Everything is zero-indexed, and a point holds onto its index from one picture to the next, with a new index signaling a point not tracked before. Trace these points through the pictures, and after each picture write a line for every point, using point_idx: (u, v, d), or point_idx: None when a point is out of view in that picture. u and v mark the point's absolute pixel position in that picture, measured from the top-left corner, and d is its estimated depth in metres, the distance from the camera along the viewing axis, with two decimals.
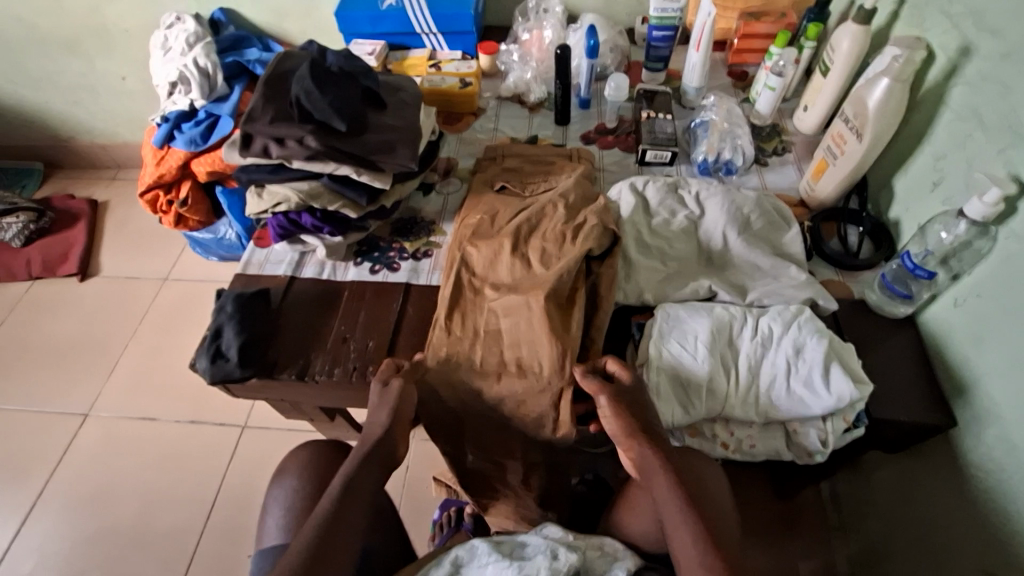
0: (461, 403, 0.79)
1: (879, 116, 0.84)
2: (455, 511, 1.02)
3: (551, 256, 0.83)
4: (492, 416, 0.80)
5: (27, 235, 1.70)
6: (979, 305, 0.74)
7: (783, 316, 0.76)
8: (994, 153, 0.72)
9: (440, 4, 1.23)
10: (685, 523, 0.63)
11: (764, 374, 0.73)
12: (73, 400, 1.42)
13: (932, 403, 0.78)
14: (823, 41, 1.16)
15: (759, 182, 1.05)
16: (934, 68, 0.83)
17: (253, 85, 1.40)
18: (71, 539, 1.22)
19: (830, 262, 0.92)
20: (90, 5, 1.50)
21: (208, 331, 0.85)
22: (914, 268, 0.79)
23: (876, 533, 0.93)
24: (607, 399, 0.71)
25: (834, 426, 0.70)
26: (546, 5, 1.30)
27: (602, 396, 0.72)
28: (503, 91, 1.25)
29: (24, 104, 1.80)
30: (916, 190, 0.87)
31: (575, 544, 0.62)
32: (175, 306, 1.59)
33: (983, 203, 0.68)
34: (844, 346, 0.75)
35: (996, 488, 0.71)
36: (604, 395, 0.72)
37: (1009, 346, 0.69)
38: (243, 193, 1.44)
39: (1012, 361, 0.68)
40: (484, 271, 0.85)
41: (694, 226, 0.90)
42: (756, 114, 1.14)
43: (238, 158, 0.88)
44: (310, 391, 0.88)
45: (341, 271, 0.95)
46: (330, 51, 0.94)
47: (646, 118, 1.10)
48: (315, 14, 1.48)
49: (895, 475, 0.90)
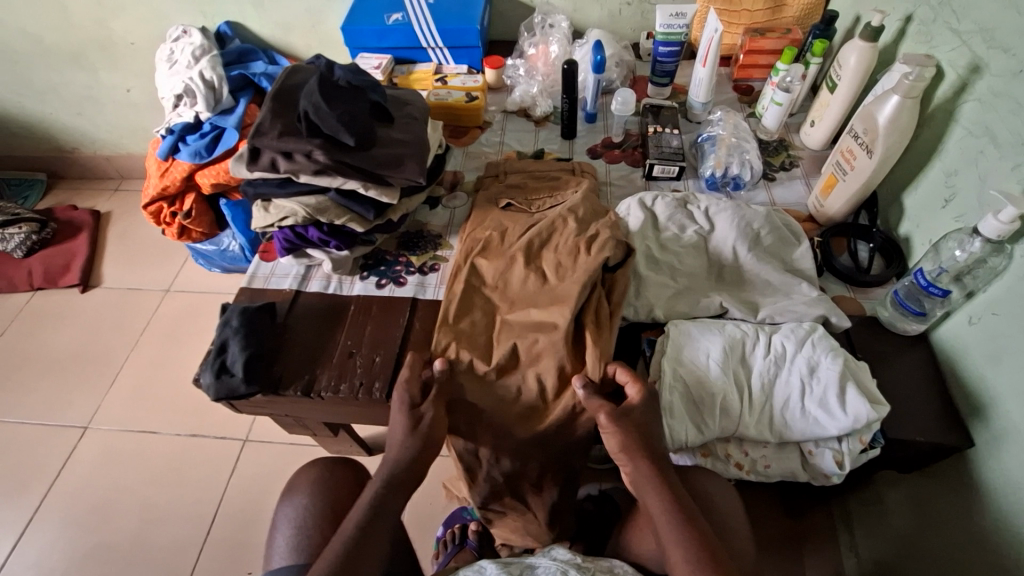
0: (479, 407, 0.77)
1: (889, 132, 0.84)
2: (459, 528, 1.00)
3: (565, 270, 0.83)
4: (505, 421, 0.77)
5: (30, 246, 1.69)
6: (996, 323, 0.73)
7: (796, 333, 0.75)
8: (1007, 171, 0.72)
9: (447, 19, 1.24)
10: (701, 550, 0.61)
11: (777, 394, 0.72)
12: (73, 413, 1.40)
13: (947, 422, 0.76)
14: (829, 57, 1.16)
15: (767, 197, 1.05)
16: (944, 85, 0.83)
17: (259, 97, 1.40)
18: (68, 556, 1.20)
19: (841, 278, 0.92)
20: (97, 17, 1.51)
21: (213, 345, 0.84)
22: (927, 285, 0.77)
23: (887, 550, 0.92)
24: (606, 415, 0.69)
25: (850, 447, 0.69)
26: (552, 20, 1.30)
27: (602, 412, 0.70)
28: (509, 105, 1.25)
29: (29, 115, 1.80)
30: (927, 207, 0.87)
31: (585, 566, 0.59)
32: (176, 318, 1.58)
33: (999, 220, 0.67)
34: (859, 364, 0.74)
35: (1015, 512, 0.69)
36: (602, 411, 0.70)
37: None
38: (247, 205, 1.44)
39: None
40: (497, 281, 0.84)
41: (703, 241, 0.89)
42: (763, 129, 1.14)
43: (245, 173, 0.88)
44: (316, 407, 0.86)
45: (347, 285, 0.94)
46: (337, 65, 0.94)
47: (654, 132, 1.10)
48: (321, 28, 1.49)
49: (909, 494, 0.88)
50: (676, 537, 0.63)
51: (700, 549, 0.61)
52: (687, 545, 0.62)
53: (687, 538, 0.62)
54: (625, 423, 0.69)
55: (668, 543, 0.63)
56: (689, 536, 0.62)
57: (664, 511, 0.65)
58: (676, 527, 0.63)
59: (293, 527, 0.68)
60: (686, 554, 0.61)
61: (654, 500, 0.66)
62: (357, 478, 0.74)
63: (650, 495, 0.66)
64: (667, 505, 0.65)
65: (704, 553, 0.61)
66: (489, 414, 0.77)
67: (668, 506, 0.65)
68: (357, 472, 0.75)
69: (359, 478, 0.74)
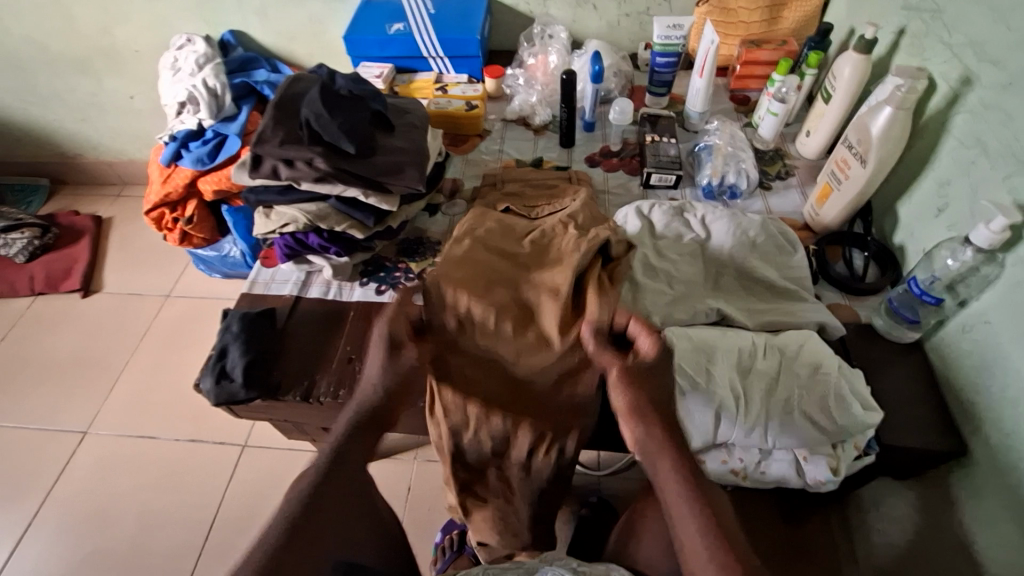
0: (483, 367, 0.79)
1: (882, 142, 0.85)
2: (457, 534, 1.01)
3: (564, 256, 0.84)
4: (506, 382, 0.79)
5: (31, 251, 1.70)
6: (988, 331, 0.73)
7: (792, 341, 0.76)
8: (999, 180, 0.73)
9: (448, 30, 1.26)
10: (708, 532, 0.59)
11: (774, 401, 0.72)
12: (72, 417, 1.41)
13: (941, 429, 0.77)
14: (824, 68, 1.18)
15: (763, 206, 1.06)
16: (936, 96, 0.85)
17: (261, 105, 1.42)
18: (65, 561, 1.20)
19: (837, 286, 0.93)
20: (103, 25, 1.53)
21: (213, 351, 0.84)
22: (921, 293, 0.79)
23: (888, 559, 0.92)
24: (617, 371, 0.70)
25: (845, 453, 0.70)
26: (550, 31, 1.33)
27: (613, 368, 0.71)
28: (509, 114, 1.27)
29: (33, 121, 1.82)
30: (921, 217, 0.88)
31: (581, 570, 0.60)
32: (177, 323, 1.59)
33: (989, 229, 0.68)
34: (854, 371, 0.75)
35: (1011, 518, 0.69)
36: (614, 366, 0.70)
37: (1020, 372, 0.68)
38: (249, 211, 1.45)
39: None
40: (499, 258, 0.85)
41: (700, 249, 0.90)
42: (759, 139, 1.16)
43: (247, 179, 0.89)
44: (315, 412, 0.87)
45: (347, 291, 0.95)
46: (339, 74, 0.96)
47: (651, 141, 1.11)
48: (323, 37, 1.51)
49: (905, 502, 0.88)
50: (685, 502, 0.62)
51: (707, 517, 0.61)
52: (695, 511, 0.61)
53: (695, 506, 0.62)
54: (633, 379, 0.69)
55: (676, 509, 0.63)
56: (696, 501, 0.62)
57: (673, 475, 0.64)
58: (683, 493, 0.63)
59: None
60: (695, 519, 0.60)
61: (662, 460, 0.65)
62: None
63: (657, 458, 0.66)
64: (676, 469, 0.64)
65: (711, 520, 0.60)
66: (492, 372, 0.79)
67: (676, 469, 0.64)
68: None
69: None
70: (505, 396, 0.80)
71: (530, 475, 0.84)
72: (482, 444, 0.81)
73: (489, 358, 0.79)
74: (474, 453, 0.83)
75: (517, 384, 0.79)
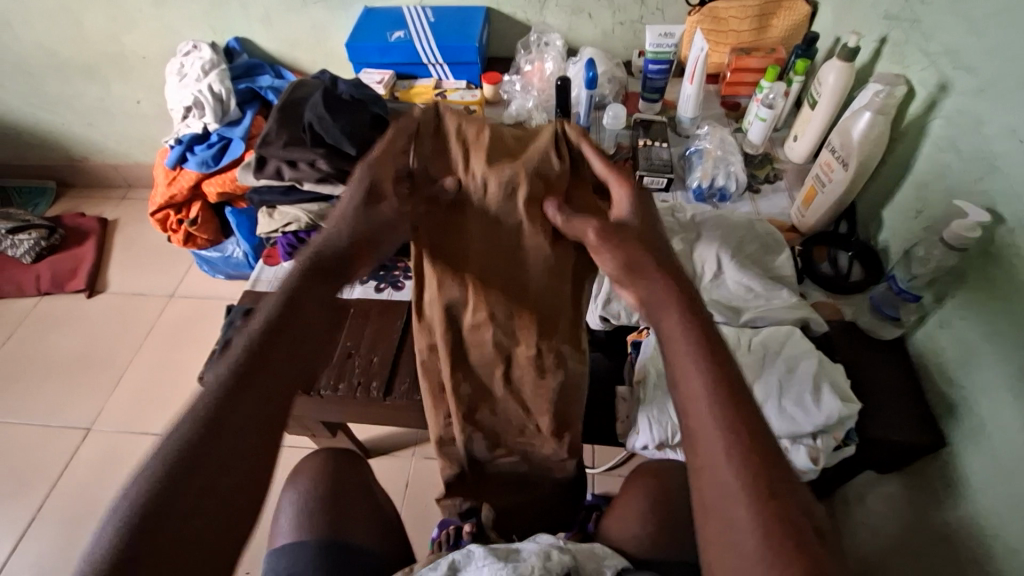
0: (456, 250, 0.62)
1: (863, 146, 0.89)
2: (453, 531, 0.99)
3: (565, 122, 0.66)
4: (494, 258, 0.62)
5: (38, 252, 1.73)
6: (963, 326, 0.76)
7: (775, 337, 0.80)
8: (972, 182, 0.76)
9: (447, 37, 1.30)
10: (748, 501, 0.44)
11: (757, 393, 0.76)
12: (77, 414, 1.43)
13: (919, 423, 0.79)
14: (812, 75, 1.22)
15: (752, 208, 1.09)
16: (915, 102, 0.88)
17: (265, 109, 1.45)
18: (68, 554, 1.22)
19: (821, 285, 0.96)
20: (111, 33, 1.57)
21: (217, 345, 0.87)
22: (901, 290, 0.82)
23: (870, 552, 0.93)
24: (594, 231, 0.57)
25: (824, 443, 0.72)
26: (547, 39, 1.37)
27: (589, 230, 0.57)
28: (506, 118, 1.30)
29: (41, 125, 1.86)
30: (902, 218, 0.91)
31: (567, 547, 0.62)
32: (180, 323, 1.61)
33: (961, 228, 0.72)
34: (835, 365, 0.77)
35: (984, 507, 0.72)
36: (591, 227, 0.57)
37: (994, 365, 0.71)
38: (252, 213, 1.48)
39: (998, 379, 0.70)
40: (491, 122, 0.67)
41: (689, 249, 0.93)
42: (749, 143, 1.19)
43: (251, 181, 0.94)
44: (315, 405, 0.90)
45: (347, 289, 0.99)
46: (343, 80, 0.99)
47: (644, 145, 1.15)
48: (326, 45, 1.55)
49: (890, 496, 0.90)
50: (702, 394, 0.49)
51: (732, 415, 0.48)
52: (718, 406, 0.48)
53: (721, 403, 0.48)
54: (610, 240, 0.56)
55: (690, 408, 0.49)
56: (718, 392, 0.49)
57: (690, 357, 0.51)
58: (704, 388, 0.49)
59: (290, 512, 0.70)
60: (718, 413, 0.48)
61: (673, 337, 0.53)
62: (354, 467, 0.77)
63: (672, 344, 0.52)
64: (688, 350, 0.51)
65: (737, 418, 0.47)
66: (474, 244, 0.62)
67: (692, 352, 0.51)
68: (353, 461, 0.78)
69: (356, 467, 0.77)
70: (493, 284, 0.63)
71: (541, 394, 0.72)
72: (477, 351, 0.68)
73: (461, 234, 0.61)
74: (472, 366, 0.70)
75: (505, 267, 0.63)
